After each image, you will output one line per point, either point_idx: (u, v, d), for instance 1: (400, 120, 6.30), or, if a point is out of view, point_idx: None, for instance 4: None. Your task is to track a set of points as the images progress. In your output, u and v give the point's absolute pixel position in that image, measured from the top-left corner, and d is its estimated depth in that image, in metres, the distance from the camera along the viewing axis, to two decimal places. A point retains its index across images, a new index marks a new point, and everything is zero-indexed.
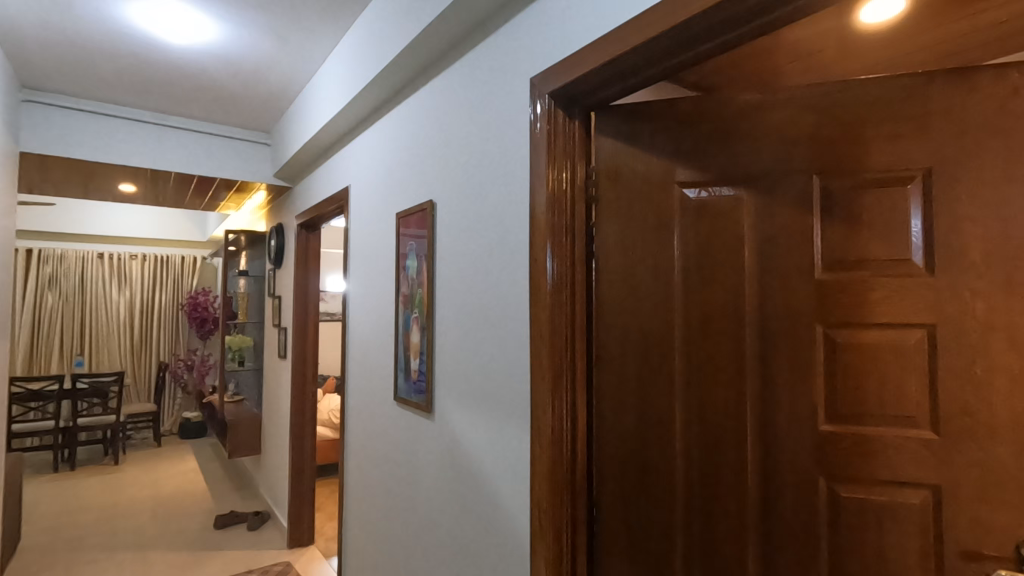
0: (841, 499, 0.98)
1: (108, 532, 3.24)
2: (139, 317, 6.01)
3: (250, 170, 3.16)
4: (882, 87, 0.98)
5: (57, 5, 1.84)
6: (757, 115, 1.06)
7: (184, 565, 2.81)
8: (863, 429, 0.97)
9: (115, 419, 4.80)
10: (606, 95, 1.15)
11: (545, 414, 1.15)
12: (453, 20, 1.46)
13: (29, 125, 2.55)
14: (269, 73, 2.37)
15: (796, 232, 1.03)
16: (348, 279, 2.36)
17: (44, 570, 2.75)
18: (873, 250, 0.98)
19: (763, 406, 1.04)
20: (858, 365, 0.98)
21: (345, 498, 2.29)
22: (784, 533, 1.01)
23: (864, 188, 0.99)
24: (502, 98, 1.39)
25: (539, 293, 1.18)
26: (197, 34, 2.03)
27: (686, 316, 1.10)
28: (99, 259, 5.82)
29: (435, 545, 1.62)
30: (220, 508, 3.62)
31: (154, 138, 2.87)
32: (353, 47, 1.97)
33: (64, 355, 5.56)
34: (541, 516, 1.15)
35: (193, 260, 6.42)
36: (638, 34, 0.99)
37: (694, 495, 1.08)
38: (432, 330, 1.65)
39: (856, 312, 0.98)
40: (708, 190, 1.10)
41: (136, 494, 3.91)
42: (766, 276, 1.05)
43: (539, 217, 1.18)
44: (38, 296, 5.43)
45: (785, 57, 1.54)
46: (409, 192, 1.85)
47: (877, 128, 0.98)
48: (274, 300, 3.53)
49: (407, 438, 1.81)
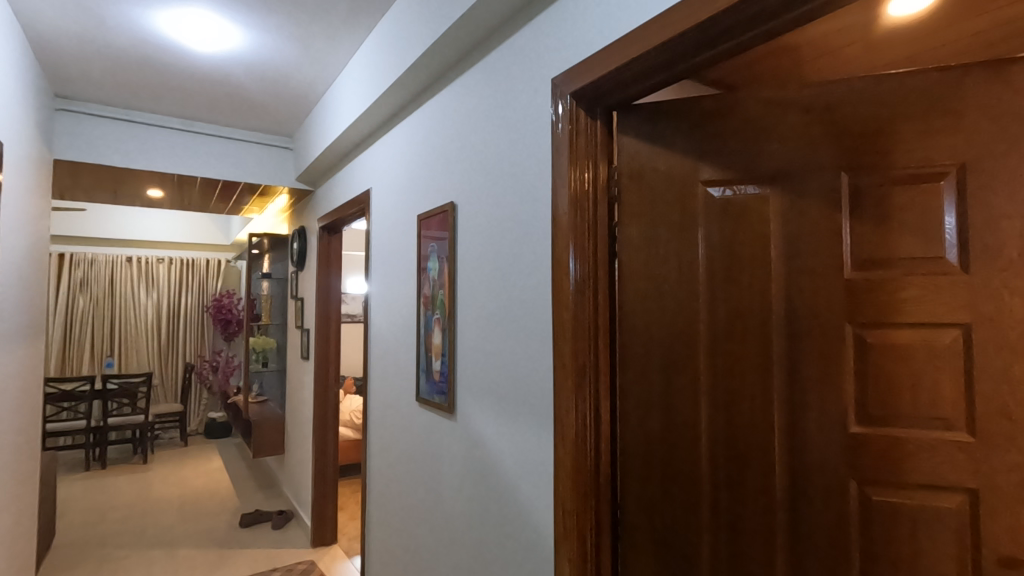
0: (873, 503, 0.96)
1: (138, 529, 3.31)
2: (166, 319, 6.15)
3: (273, 174, 3.21)
4: (914, 80, 0.96)
5: (89, 16, 1.90)
6: (784, 111, 1.05)
7: (211, 563, 2.85)
8: (894, 431, 0.95)
9: (144, 419, 4.91)
10: (628, 94, 1.15)
11: (569, 415, 1.14)
12: (473, 23, 1.46)
13: (62, 133, 2.62)
14: (291, 79, 2.41)
15: (823, 230, 1.01)
16: (370, 281, 2.38)
17: (77, 566, 2.82)
18: (903, 247, 0.96)
19: (792, 408, 1.02)
20: (889, 365, 0.96)
21: (368, 498, 2.31)
22: (814, 539, 0.99)
23: (894, 185, 0.97)
24: (523, 98, 1.39)
25: (562, 294, 1.18)
26: (223, 41, 2.07)
27: (712, 316, 1.09)
28: (128, 263, 5.97)
29: (457, 544, 1.62)
30: (245, 506, 3.68)
31: (181, 144, 2.93)
32: (374, 52, 1.98)
33: (94, 357, 5.71)
34: (566, 518, 1.14)
35: (218, 263, 6.55)
36: (660, 32, 0.98)
37: (721, 496, 1.06)
38: (454, 330, 1.66)
39: (886, 311, 0.96)
40: (734, 188, 1.08)
41: (164, 493, 4.00)
42: (793, 275, 1.03)
43: (561, 218, 1.18)
44: (70, 299, 5.59)
45: (809, 53, 1.52)
46: (431, 194, 1.86)
47: (908, 124, 0.96)
48: (297, 302, 3.58)
49: (430, 438, 1.82)
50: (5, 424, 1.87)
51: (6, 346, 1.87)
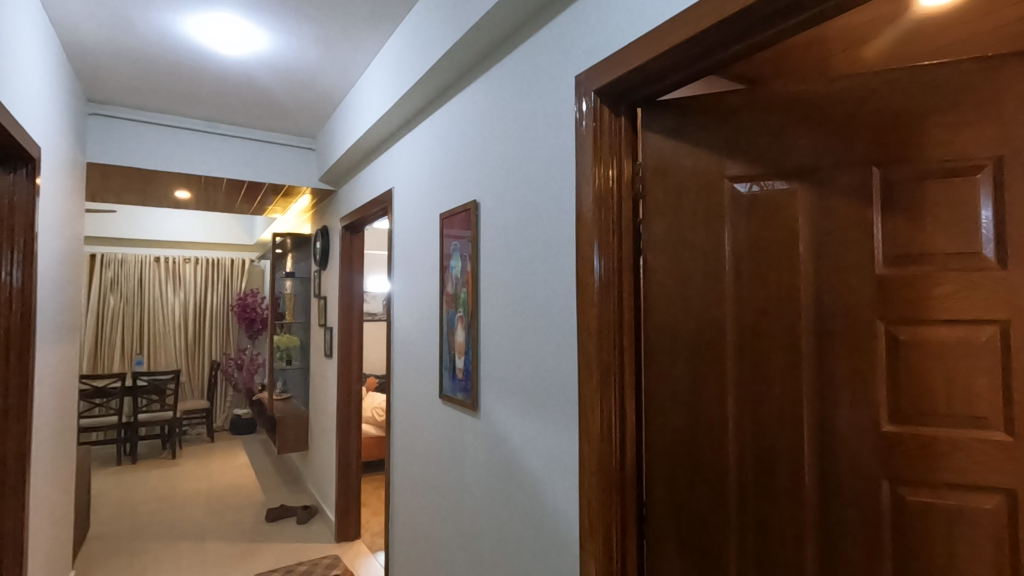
0: (906, 503, 0.94)
1: (169, 522, 3.40)
2: (193, 318, 6.28)
3: (297, 174, 3.25)
4: (949, 71, 0.93)
5: (120, 23, 1.95)
6: (815, 103, 1.03)
7: (239, 555, 2.92)
8: (927, 430, 0.94)
9: (172, 415, 5.02)
10: (652, 90, 1.14)
11: (593, 413, 1.15)
12: (496, 22, 1.47)
13: (94, 137, 2.70)
14: (314, 80, 2.44)
15: (854, 226, 0.99)
16: (392, 280, 2.41)
17: (110, 557, 2.91)
18: (935, 243, 0.94)
19: (821, 407, 1.01)
20: (923, 363, 0.94)
21: (392, 495, 2.33)
22: (844, 537, 0.98)
23: (927, 179, 0.95)
24: (546, 96, 1.38)
25: (586, 292, 1.18)
26: (249, 44, 2.11)
27: (739, 313, 1.08)
28: (156, 263, 6.12)
29: (482, 543, 1.63)
30: (271, 501, 3.75)
31: (207, 146, 2.99)
32: (396, 53, 2.00)
33: (124, 355, 5.87)
34: (591, 516, 1.14)
35: (242, 263, 6.67)
36: (686, 28, 0.98)
37: (748, 496, 1.06)
38: (477, 327, 1.67)
39: (918, 308, 0.94)
40: (761, 183, 1.07)
41: (192, 487, 4.09)
42: (823, 271, 1.01)
43: (585, 215, 1.18)
44: (101, 299, 5.76)
45: (837, 44, 1.49)
46: (453, 194, 1.87)
47: (941, 116, 0.93)
48: (320, 300, 3.63)
49: (453, 436, 1.83)
50: (44, 419, 1.94)
51: (45, 343, 1.94)
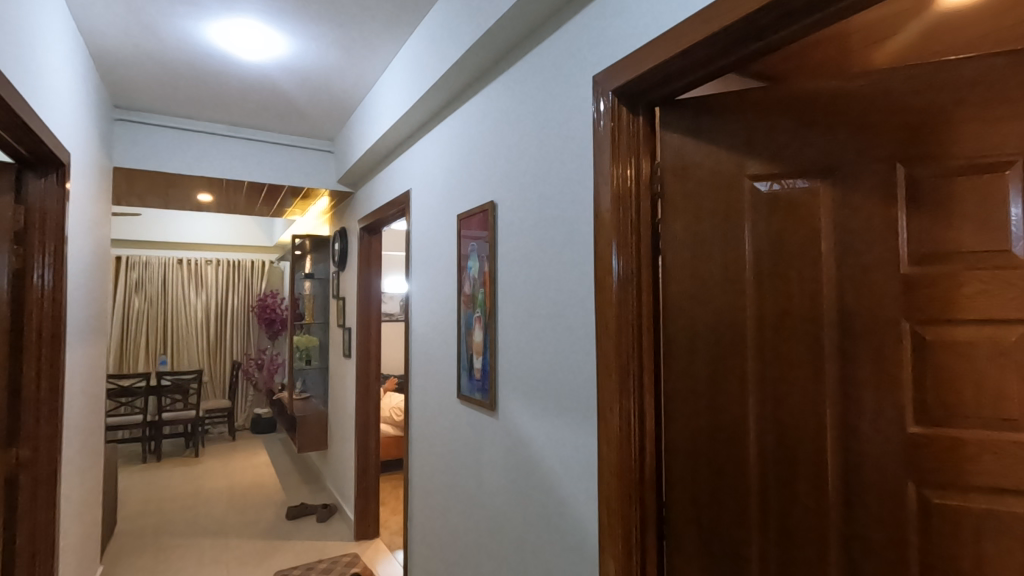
0: (933, 507, 0.92)
1: (193, 519, 3.47)
2: (215, 318, 6.39)
3: (316, 177, 3.29)
4: (977, 65, 0.91)
5: (144, 30, 2.00)
6: (837, 99, 1.01)
7: (260, 553, 2.96)
8: (955, 432, 0.91)
9: (195, 414, 5.11)
10: (671, 89, 1.14)
11: (612, 412, 1.15)
12: (512, 24, 1.48)
13: (120, 143, 2.77)
14: (333, 84, 2.47)
15: (878, 223, 0.97)
16: (410, 281, 2.43)
17: (136, 552, 2.98)
18: (963, 241, 0.92)
19: (845, 409, 0.99)
20: (951, 364, 0.92)
21: (411, 494, 2.35)
22: (868, 540, 0.96)
23: (954, 175, 0.93)
24: (564, 95, 1.38)
25: (605, 292, 1.19)
26: (270, 49, 2.14)
27: (760, 312, 1.07)
28: (179, 265, 6.24)
29: (500, 544, 1.64)
30: (291, 499, 3.80)
31: (229, 149, 3.05)
32: (414, 55, 2.02)
33: (149, 355, 6.00)
34: (610, 516, 1.15)
35: (262, 264, 6.77)
36: (706, 25, 0.97)
37: (770, 498, 1.05)
38: (495, 327, 1.67)
39: (945, 308, 0.92)
40: (782, 182, 1.06)
41: (215, 485, 4.17)
42: (846, 270, 1.00)
43: (604, 215, 1.19)
44: (126, 300, 5.90)
45: (860, 39, 1.46)
46: (470, 194, 1.88)
47: (969, 111, 0.91)
48: (339, 301, 3.67)
49: (472, 436, 1.84)
50: (74, 417, 2.00)
51: (75, 343, 1.99)
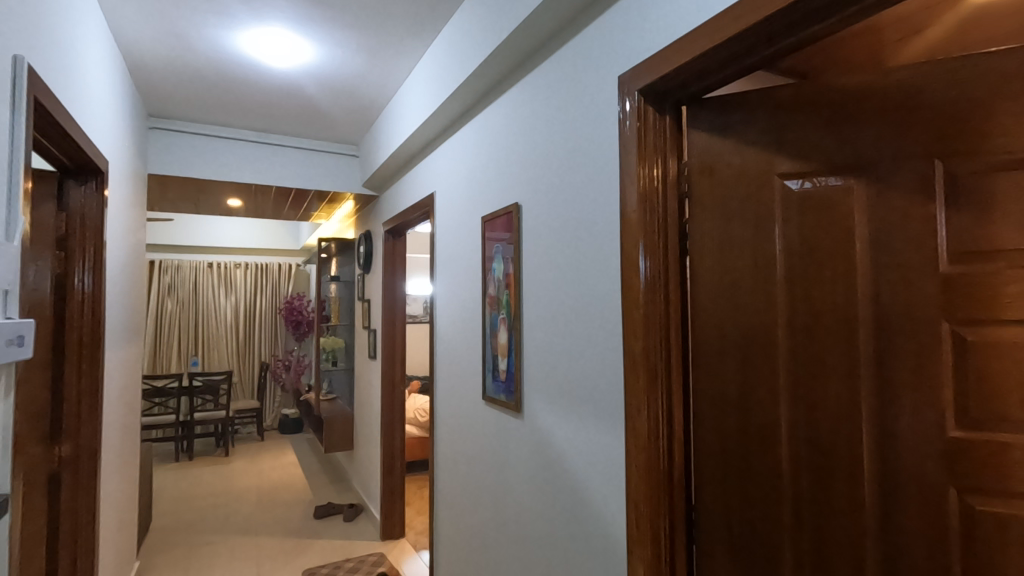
0: (976, 513, 0.88)
1: (223, 517, 3.54)
2: (244, 321, 6.53)
3: (341, 181, 3.34)
4: (1020, 56, 0.88)
5: (178, 41, 2.06)
6: (871, 95, 0.99)
7: (289, 551, 3.01)
8: (999, 436, 0.88)
9: (225, 414, 5.23)
10: (698, 87, 1.13)
11: (641, 414, 1.15)
12: (536, 26, 1.48)
13: (154, 150, 2.86)
14: (358, 89, 2.50)
15: (915, 221, 0.94)
16: (435, 283, 2.44)
17: (170, 549, 3.05)
18: (1005, 238, 0.89)
19: (881, 412, 0.96)
20: (993, 366, 0.89)
21: (436, 495, 2.36)
22: (906, 547, 0.93)
23: (995, 170, 0.89)
24: (588, 95, 1.38)
25: (632, 293, 1.18)
26: (297, 57, 2.18)
27: (792, 314, 1.05)
28: (209, 268, 6.40)
29: (526, 545, 1.64)
30: (318, 499, 3.86)
31: (257, 155, 3.12)
32: (437, 59, 2.03)
33: (181, 356, 6.16)
34: (639, 518, 1.14)
35: (289, 267, 6.90)
36: (734, 24, 0.96)
37: (803, 503, 1.03)
38: (519, 329, 1.68)
39: (987, 307, 0.89)
40: (813, 180, 1.04)
41: (244, 484, 4.25)
42: (881, 269, 0.97)
43: (630, 216, 1.19)
44: (159, 302, 6.07)
45: (892, 32, 1.42)
46: (494, 196, 1.88)
47: (1012, 103, 0.88)
48: (364, 303, 3.72)
49: (497, 437, 1.84)
50: (113, 416, 2.06)
51: (114, 346, 2.05)
